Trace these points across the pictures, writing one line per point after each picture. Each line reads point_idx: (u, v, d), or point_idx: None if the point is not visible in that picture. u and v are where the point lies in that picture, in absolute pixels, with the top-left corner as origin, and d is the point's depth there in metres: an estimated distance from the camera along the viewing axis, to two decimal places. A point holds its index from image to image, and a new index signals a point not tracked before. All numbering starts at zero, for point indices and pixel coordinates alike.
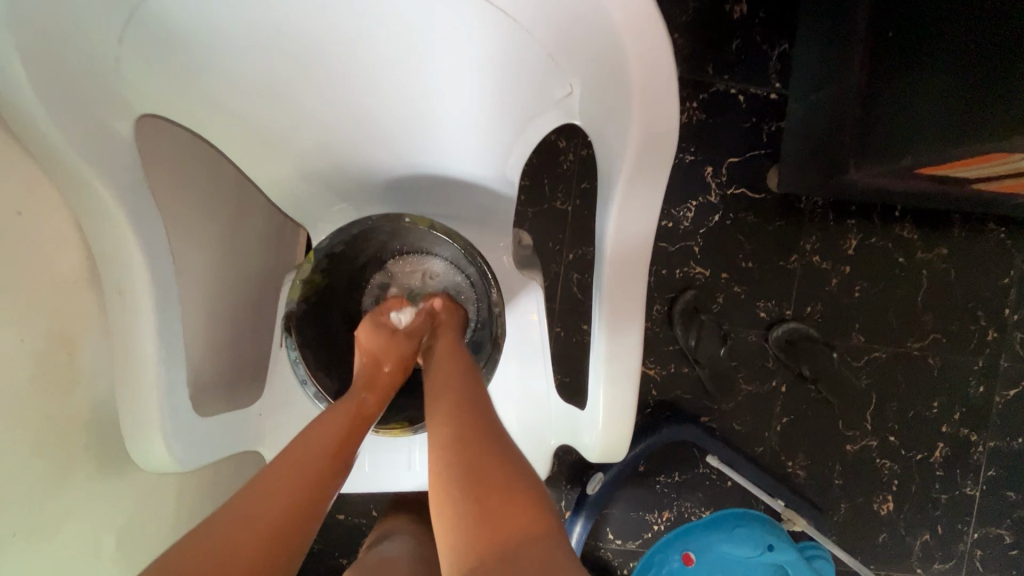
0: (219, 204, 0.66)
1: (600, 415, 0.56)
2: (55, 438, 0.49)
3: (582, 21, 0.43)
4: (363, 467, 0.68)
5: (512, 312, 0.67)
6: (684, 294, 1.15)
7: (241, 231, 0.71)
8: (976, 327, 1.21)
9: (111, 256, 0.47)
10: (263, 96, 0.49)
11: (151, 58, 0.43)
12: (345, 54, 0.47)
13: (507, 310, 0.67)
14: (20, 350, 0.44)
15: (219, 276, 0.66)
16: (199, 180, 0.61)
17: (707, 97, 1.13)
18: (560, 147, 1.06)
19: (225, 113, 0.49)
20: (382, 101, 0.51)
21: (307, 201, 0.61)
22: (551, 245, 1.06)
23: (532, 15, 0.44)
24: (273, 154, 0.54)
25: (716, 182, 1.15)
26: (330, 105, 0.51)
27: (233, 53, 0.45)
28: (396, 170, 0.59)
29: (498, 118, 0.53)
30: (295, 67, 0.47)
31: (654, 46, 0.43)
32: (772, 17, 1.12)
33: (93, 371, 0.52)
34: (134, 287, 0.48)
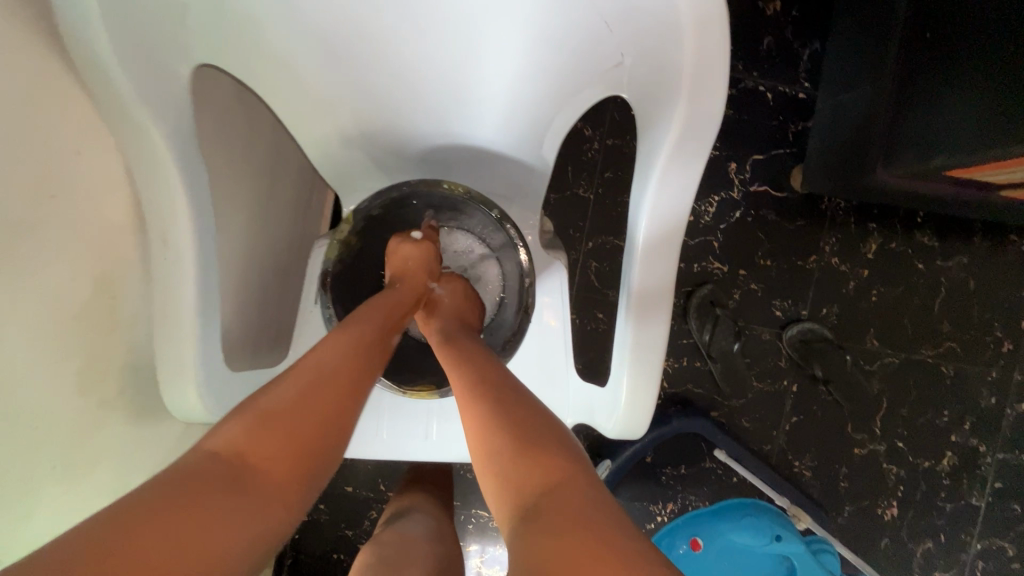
0: (259, 170, 0.68)
1: (621, 389, 0.57)
2: (96, 379, 0.50)
3: None
4: (380, 436, 0.69)
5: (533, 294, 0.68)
6: (700, 288, 1.15)
7: (273, 197, 0.72)
8: (992, 338, 1.20)
9: (158, 202, 0.48)
10: (316, 51, 0.49)
11: (214, 9, 0.44)
12: (396, 12, 0.47)
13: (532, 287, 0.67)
14: (70, 287, 0.46)
15: (252, 238, 0.68)
16: (241, 141, 0.62)
17: (736, 92, 1.13)
18: (586, 135, 1.06)
19: (278, 67, 0.50)
20: (431, 64, 0.52)
21: (345, 166, 0.62)
22: (572, 233, 1.07)
23: None
24: (319, 115, 0.55)
25: (739, 178, 1.15)
26: (380, 63, 0.51)
27: (290, 7, 0.46)
28: (434, 139, 0.60)
29: (543, 86, 0.53)
30: (350, 22, 0.47)
31: (710, 17, 0.44)
32: (806, 15, 1.12)
33: (131, 317, 0.53)
34: (176, 235, 0.49)
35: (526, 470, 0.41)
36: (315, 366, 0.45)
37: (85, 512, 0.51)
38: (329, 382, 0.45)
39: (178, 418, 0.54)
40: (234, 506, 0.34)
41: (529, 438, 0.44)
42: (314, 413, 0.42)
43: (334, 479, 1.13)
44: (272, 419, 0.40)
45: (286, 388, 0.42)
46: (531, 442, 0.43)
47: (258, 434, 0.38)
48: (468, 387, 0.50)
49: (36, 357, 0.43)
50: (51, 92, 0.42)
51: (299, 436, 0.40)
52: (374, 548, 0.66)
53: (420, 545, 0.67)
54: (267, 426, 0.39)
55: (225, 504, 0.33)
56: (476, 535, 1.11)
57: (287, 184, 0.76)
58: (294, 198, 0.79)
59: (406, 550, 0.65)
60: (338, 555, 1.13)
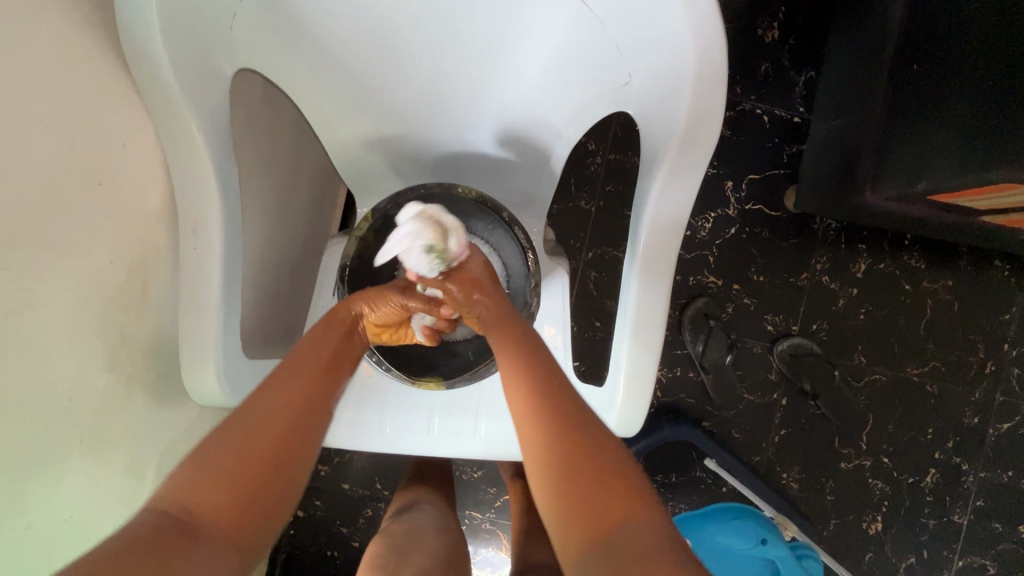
0: (282, 170, 0.71)
1: (618, 388, 0.60)
2: (124, 359, 0.53)
3: (650, 13, 0.47)
4: (384, 430, 0.71)
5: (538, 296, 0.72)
6: (695, 301, 1.19)
7: (292, 196, 0.76)
8: (975, 359, 1.24)
9: (193, 195, 0.51)
10: (346, 61, 0.53)
11: (257, 18, 0.48)
12: (422, 29, 0.52)
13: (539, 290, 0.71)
14: (109, 271, 0.49)
15: (271, 234, 0.71)
16: (268, 142, 0.66)
17: (733, 115, 1.18)
18: (589, 149, 1.10)
19: (309, 72, 0.54)
20: (450, 75, 0.56)
21: (365, 169, 0.66)
22: (573, 243, 1.11)
23: (604, 7, 0.48)
24: (345, 120, 0.59)
25: (735, 196, 1.20)
26: (405, 74, 0.55)
27: (326, 20, 0.50)
28: (450, 146, 0.64)
29: (555, 101, 0.57)
30: (380, 34, 0.52)
31: (710, 44, 0.48)
32: (802, 43, 1.17)
33: (159, 303, 0.56)
34: (208, 226, 0.52)
35: (601, 509, 0.44)
36: (258, 406, 0.48)
37: (106, 487, 0.54)
38: (274, 422, 0.48)
39: (197, 401, 0.57)
40: (190, 554, 0.39)
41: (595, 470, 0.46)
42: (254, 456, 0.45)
43: (331, 476, 1.15)
44: (213, 464, 0.44)
45: (223, 436, 0.46)
46: (581, 464, 0.47)
47: (201, 482, 0.43)
48: (527, 399, 0.51)
49: (72, 333, 0.46)
50: (103, 89, 0.46)
51: (245, 476, 0.44)
52: (382, 540, 0.69)
53: (424, 534, 0.69)
54: (208, 472, 0.43)
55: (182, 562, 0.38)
56: (469, 536, 1.13)
57: (306, 185, 0.80)
58: (310, 197, 0.82)
59: (411, 540, 0.67)
60: (332, 552, 1.15)
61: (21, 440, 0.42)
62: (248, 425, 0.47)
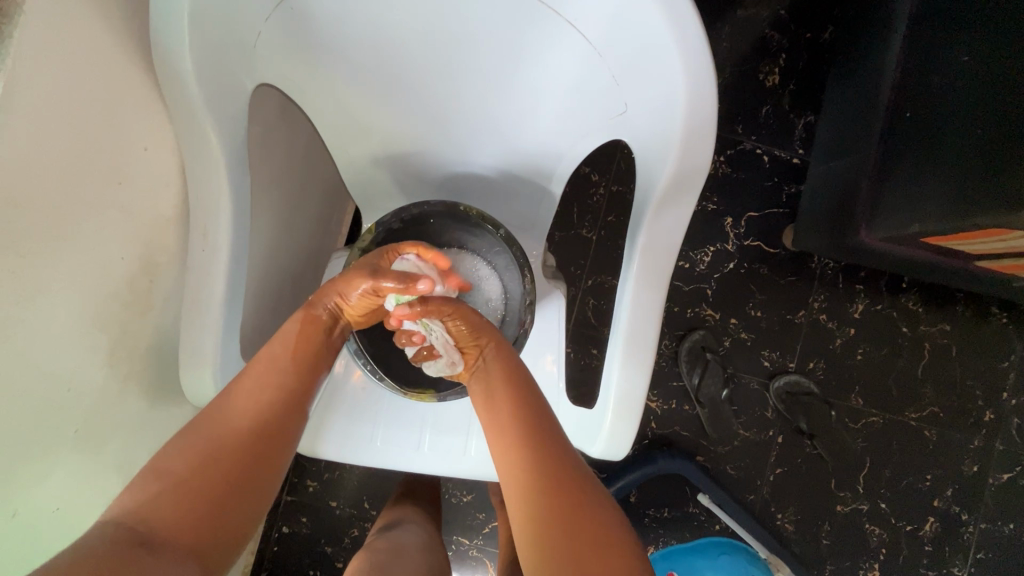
0: (294, 183, 0.74)
1: (608, 411, 0.60)
2: (125, 354, 0.55)
3: (646, 44, 0.49)
4: (375, 443, 0.72)
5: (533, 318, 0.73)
6: (692, 333, 1.20)
7: (302, 209, 0.79)
8: (974, 407, 1.23)
9: (205, 200, 0.54)
10: (359, 80, 0.56)
11: (280, 36, 0.52)
12: (431, 54, 0.55)
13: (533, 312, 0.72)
14: (119, 267, 0.51)
15: (279, 244, 0.73)
16: (282, 155, 0.69)
17: (734, 153, 1.22)
18: (593, 180, 1.13)
19: (325, 90, 0.57)
20: (457, 98, 0.59)
21: (372, 185, 0.68)
22: (573, 269, 1.13)
23: (603, 40, 0.51)
24: (355, 136, 0.62)
25: (734, 232, 1.22)
26: (414, 95, 0.58)
27: (343, 42, 0.53)
28: (454, 167, 0.67)
29: (555, 126, 0.60)
30: (392, 56, 0.55)
31: (702, 76, 0.51)
32: (802, 89, 1.21)
33: (163, 303, 0.58)
34: (216, 230, 0.54)
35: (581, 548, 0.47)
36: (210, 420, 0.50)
37: (92, 483, 0.54)
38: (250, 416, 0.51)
39: (193, 402, 0.58)
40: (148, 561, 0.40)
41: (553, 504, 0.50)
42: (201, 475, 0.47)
43: (319, 492, 1.14)
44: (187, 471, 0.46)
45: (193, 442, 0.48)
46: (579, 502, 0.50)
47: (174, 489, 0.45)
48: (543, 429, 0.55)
49: (77, 324, 0.48)
50: (128, 98, 0.50)
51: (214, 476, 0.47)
52: (367, 557, 0.68)
53: (409, 553, 0.69)
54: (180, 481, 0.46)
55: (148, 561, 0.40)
56: (455, 562, 1.11)
57: (315, 199, 0.83)
58: (319, 211, 0.85)
59: (395, 558, 0.67)
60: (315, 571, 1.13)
61: (18, 425, 0.43)
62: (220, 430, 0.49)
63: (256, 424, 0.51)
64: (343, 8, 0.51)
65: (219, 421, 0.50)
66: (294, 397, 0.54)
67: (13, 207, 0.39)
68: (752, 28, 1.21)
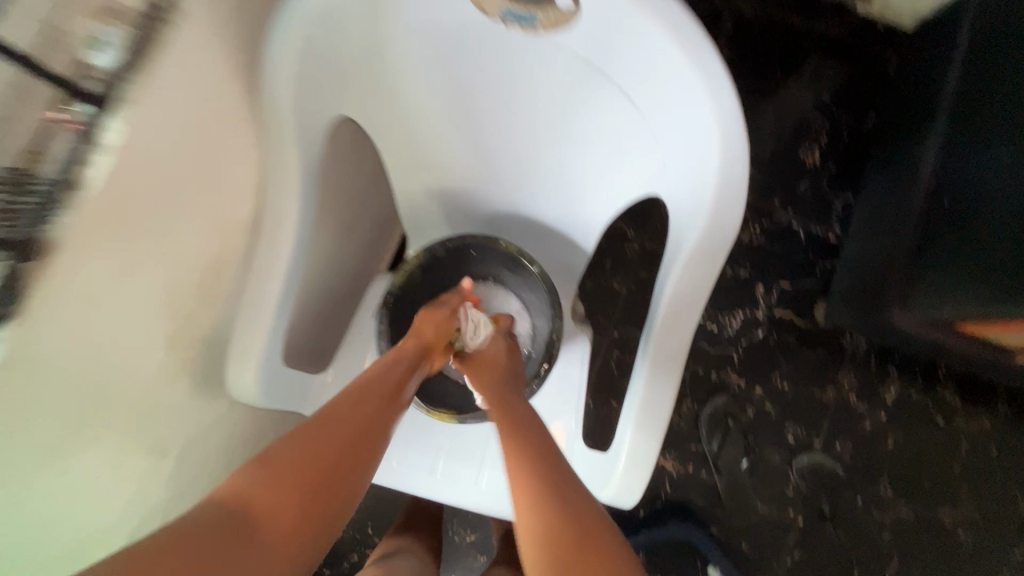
0: (353, 207, 0.81)
1: (623, 455, 0.61)
2: (182, 342, 0.60)
3: (680, 105, 0.54)
4: (390, 462, 0.74)
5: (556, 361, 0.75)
6: (714, 398, 1.19)
7: (355, 231, 0.85)
8: (1015, 515, 1.16)
9: (276, 212, 0.60)
10: (425, 122, 0.65)
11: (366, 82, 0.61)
12: (490, 104, 0.62)
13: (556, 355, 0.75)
14: (193, 264, 0.58)
15: (331, 261, 0.79)
16: (347, 181, 0.76)
17: (769, 225, 1.24)
18: (628, 236, 1.17)
19: (395, 130, 0.65)
20: (508, 144, 0.65)
21: (423, 216, 0.74)
22: (600, 320, 1.15)
23: (641, 101, 0.57)
24: (416, 170, 0.70)
25: (766, 300, 1.23)
26: (470, 138, 0.66)
27: (416, 89, 0.62)
28: (499, 206, 0.72)
29: (595, 178, 0.65)
30: (455, 103, 0.63)
31: (732, 137, 0.54)
32: (841, 170, 1.24)
33: (224, 301, 0.64)
34: (281, 240, 0.61)
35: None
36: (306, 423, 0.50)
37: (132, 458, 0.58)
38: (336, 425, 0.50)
39: (235, 396, 0.63)
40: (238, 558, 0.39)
41: (561, 534, 0.47)
42: (314, 457, 0.47)
43: None
44: (276, 468, 0.45)
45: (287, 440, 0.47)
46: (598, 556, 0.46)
47: (262, 488, 0.43)
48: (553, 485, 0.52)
49: (148, 308, 0.54)
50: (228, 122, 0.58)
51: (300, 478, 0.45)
52: None
53: None
54: (270, 479, 0.44)
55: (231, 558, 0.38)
56: None
57: (368, 225, 0.89)
58: (370, 237, 0.92)
59: None
60: None
61: (85, 383, 0.49)
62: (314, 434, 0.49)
63: (347, 434, 0.50)
64: (421, 63, 0.60)
65: (315, 422, 0.50)
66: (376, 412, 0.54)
67: (118, 195, 0.47)
68: (794, 109, 1.26)
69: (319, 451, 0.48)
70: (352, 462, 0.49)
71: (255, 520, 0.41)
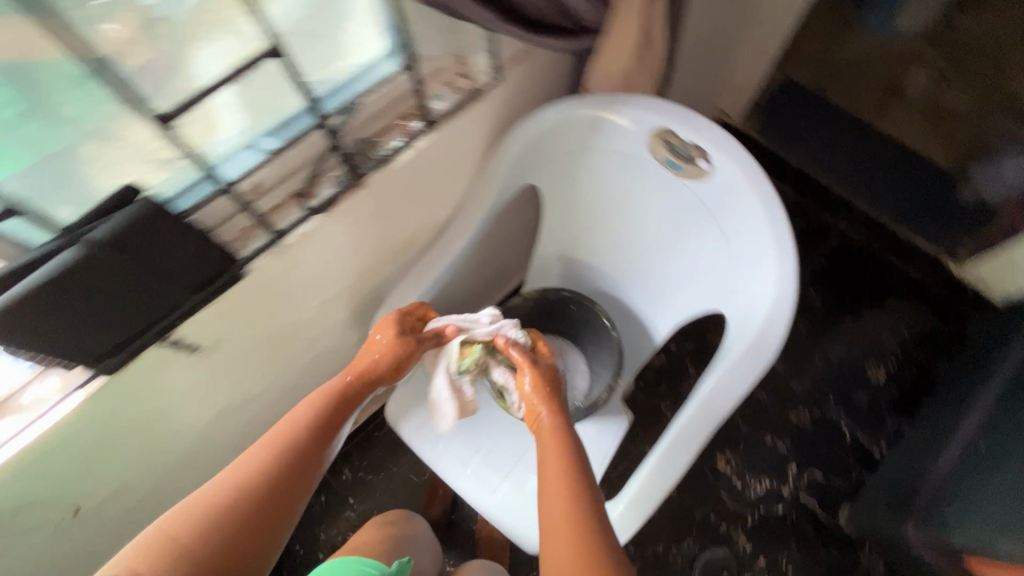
0: (499, 248, 1.07)
1: (625, 498, 0.76)
2: (361, 280, 0.85)
3: (759, 250, 0.71)
4: (438, 444, 0.91)
5: (596, 426, 0.91)
6: (716, 549, 1.24)
7: (491, 267, 1.10)
8: None
9: (461, 228, 0.85)
10: (575, 203, 0.87)
11: (543, 162, 0.84)
12: (626, 207, 0.83)
13: (598, 419, 0.92)
14: (397, 236, 0.84)
15: (469, 277, 1.04)
16: (506, 228, 1.03)
17: (821, 417, 1.33)
18: (689, 371, 1.33)
19: (555, 201, 0.88)
20: (629, 239, 0.86)
21: (549, 270, 0.99)
22: (639, 429, 1.29)
23: (735, 238, 0.74)
24: (557, 234, 0.93)
25: (796, 479, 1.29)
26: (603, 226, 0.88)
27: (578, 180, 0.85)
28: (608, 280, 0.93)
29: (683, 282, 0.83)
30: (601, 199, 0.85)
31: (786, 284, 0.69)
32: (904, 397, 1.33)
33: (395, 268, 0.90)
34: (454, 247, 0.85)
35: None
36: (227, 469, 0.56)
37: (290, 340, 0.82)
38: (256, 462, 0.56)
39: None
40: None
41: (569, 535, 0.50)
42: (246, 489, 0.54)
43: (347, 484, 1.29)
44: (185, 521, 0.51)
45: (212, 487, 0.54)
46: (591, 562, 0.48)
47: (178, 537, 0.50)
48: (565, 486, 0.55)
49: (360, 251, 0.79)
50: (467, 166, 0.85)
51: (218, 512, 0.52)
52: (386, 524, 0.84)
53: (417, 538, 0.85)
54: (183, 529, 0.50)
55: None
56: None
57: (500, 268, 1.14)
58: (496, 277, 1.17)
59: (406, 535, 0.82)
60: (300, 548, 1.24)
61: (307, 277, 0.74)
62: (234, 475, 0.55)
63: (268, 466, 0.56)
64: (587, 160, 0.82)
65: (235, 467, 0.56)
66: (300, 443, 0.59)
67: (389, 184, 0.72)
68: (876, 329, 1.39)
69: (238, 491, 0.54)
70: (277, 490, 0.55)
71: (177, 567, 0.48)
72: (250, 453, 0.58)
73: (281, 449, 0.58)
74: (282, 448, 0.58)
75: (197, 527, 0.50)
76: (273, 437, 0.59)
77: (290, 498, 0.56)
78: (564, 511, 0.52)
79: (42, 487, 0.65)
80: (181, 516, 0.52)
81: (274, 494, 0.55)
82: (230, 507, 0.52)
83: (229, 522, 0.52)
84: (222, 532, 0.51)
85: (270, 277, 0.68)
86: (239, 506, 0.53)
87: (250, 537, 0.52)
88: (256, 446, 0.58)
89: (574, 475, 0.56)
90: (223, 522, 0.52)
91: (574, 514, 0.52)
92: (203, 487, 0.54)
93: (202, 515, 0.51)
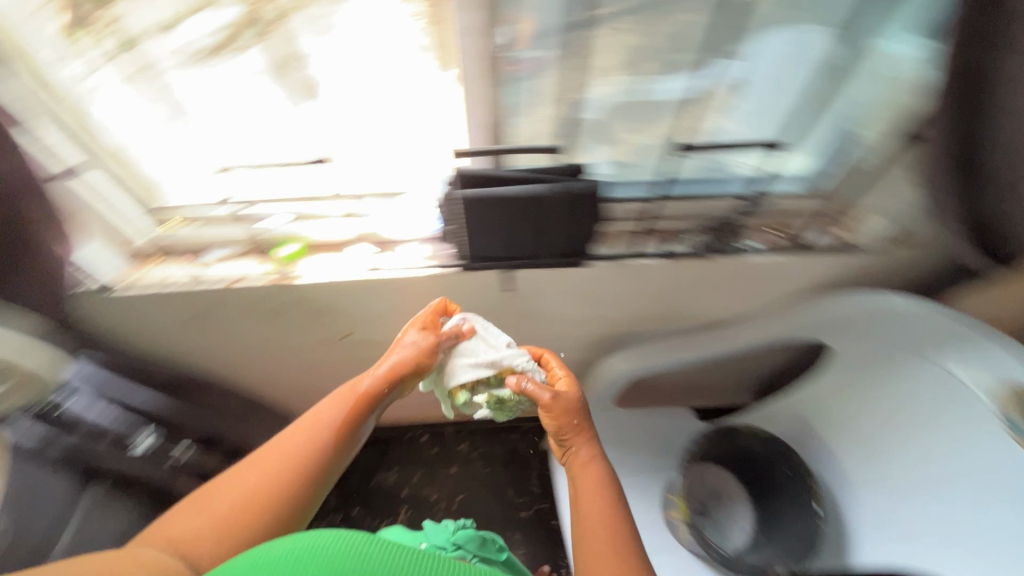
0: (746, 371, 1.09)
1: None
2: (634, 325, 0.94)
3: None
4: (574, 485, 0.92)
5: None
6: None
7: (726, 379, 1.11)
8: None
9: (739, 338, 0.88)
10: (862, 382, 0.81)
11: (856, 328, 0.80)
12: (915, 423, 0.74)
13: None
14: (689, 311, 0.90)
15: (701, 373, 1.07)
16: (769, 356, 1.02)
17: None
18: None
19: (843, 367, 0.85)
20: (898, 451, 0.77)
21: (786, 422, 0.95)
22: None
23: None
24: (823, 395, 0.89)
25: None
26: (880, 423, 0.79)
27: (878, 364, 0.79)
28: (841, 470, 0.85)
29: (933, 534, 0.71)
30: (894, 399, 0.77)
31: None
32: None
33: (661, 330, 0.97)
34: (724, 345, 0.89)
35: None
36: (270, 444, 0.54)
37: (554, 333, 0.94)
38: (293, 440, 0.54)
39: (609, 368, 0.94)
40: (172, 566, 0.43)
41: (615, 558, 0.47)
42: (260, 471, 0.51)
43: None
44: (207, 493, 0.50)
45: (242, 468, 0.52)
46: None
47: (186, 516, 0.48)
48: (608, 505, 0.52)
49: (656, 303, 0.87)
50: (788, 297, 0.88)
51: (249, 489, 0.50)
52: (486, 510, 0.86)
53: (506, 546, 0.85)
54: (200, 505, 0.49)
55: (160, 565, 0.43)
56: None
57: (727, 386, 1.14)
58: (713, 393, 1.16)
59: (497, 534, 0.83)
60: None
61: (607, 297, 0.85)
62: (265, 455, 0.53)
63: (296, 449, 0.53)
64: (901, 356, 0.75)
65: (257, 447, 0.54)
66: (326, 424, 0.55)
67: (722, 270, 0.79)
68: None
69: (256, 467, 0.52)
70: (314, 474, 0.53)
71: (185, 552, 0.45)
72: (288, 428, 0.56)
73: (326, 434, 0.55)
74: (313, 424, 0.55)
75: (211, 502, 0.48)
76: (308, 415, 0.57)
77: (315, 477, 0.53)
78: (601, 536, 0.49)
79: (364, 311, 0.84)
80: (194, 496, 0.50)
81: (311, 475, 0.52)
82: (255, 482, 0.50)
83: (251, 496, 0.49)
84: (238, 507, 0.48)
85: (596, 280, 0.80)
86: (265, 482, 0.50)
87: (266, 513, 0.49)
88: (296, 422, 0.56)
89: (614, 497, 0.53)
90: (243, 497, 0.49)
91: (616, 540, 0.49)
92: (228, 470, 0.52)
93: (221, 491, 0.49)
